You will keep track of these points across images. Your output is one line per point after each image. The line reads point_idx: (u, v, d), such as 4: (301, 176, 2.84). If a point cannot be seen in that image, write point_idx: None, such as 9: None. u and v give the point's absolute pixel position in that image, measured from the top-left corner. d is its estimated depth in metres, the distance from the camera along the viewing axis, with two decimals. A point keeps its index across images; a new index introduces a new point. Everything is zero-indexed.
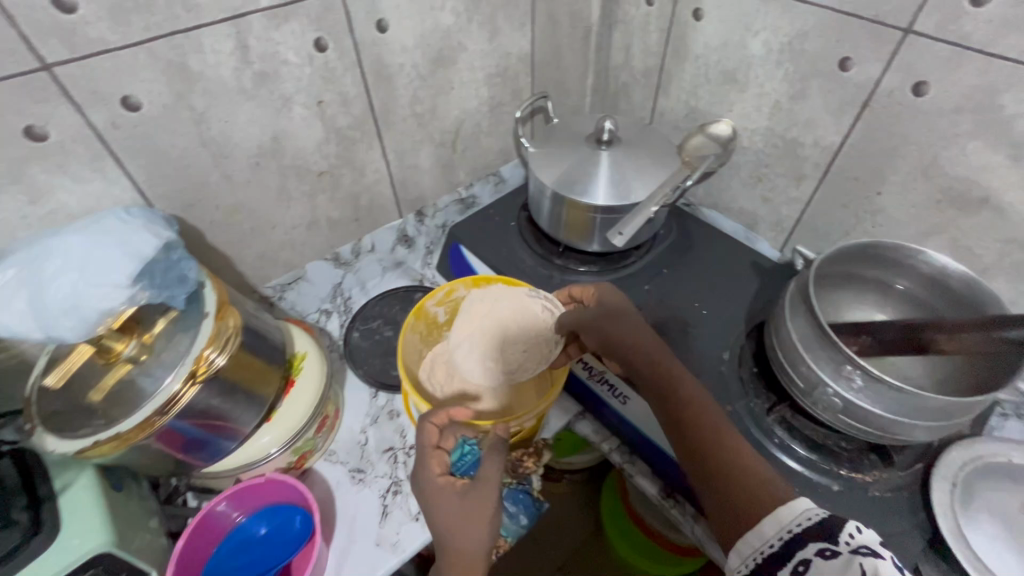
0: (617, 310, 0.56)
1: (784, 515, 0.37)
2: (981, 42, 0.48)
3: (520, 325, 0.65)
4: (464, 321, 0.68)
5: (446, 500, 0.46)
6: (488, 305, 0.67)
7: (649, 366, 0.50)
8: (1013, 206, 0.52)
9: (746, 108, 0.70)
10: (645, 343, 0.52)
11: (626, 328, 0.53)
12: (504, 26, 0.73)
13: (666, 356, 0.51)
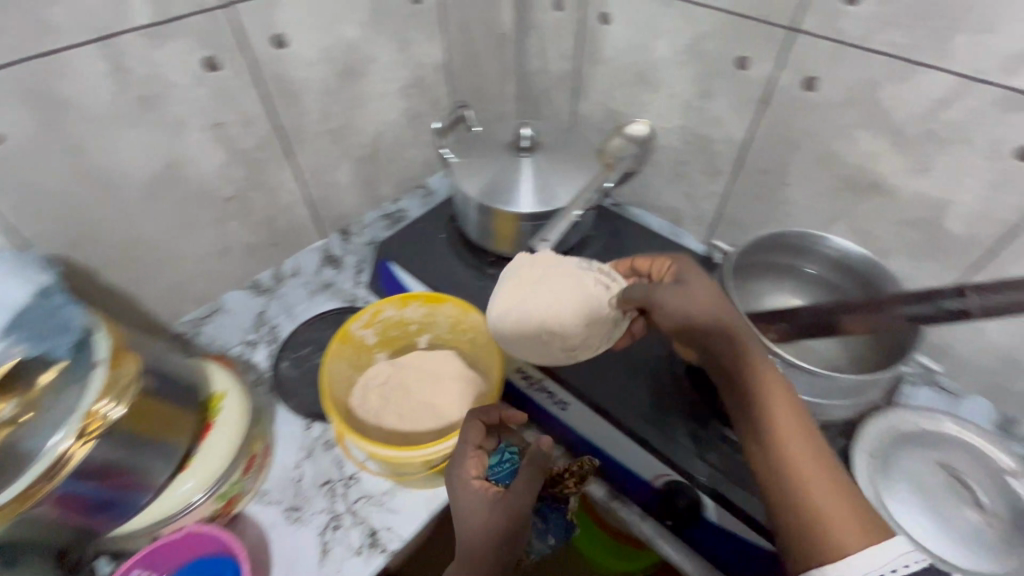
0: (707, 294, 0.50)
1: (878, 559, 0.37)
2: (858, 38, 0.51)
3: (572, 294, 0.58)
4: (508, 294, 0.61)
5: (474, 501, 0.48)
6: (533, 274, 0.60)
7: (736, 365, 0.47)
8: (901, 190, 0.56)
9: (659, 108, 0.72)
10: (735, 340, 0.47)
11: (716, 319, 0.48)
12: (415, 36, 0.72)
13: (757, 355, 0.47)
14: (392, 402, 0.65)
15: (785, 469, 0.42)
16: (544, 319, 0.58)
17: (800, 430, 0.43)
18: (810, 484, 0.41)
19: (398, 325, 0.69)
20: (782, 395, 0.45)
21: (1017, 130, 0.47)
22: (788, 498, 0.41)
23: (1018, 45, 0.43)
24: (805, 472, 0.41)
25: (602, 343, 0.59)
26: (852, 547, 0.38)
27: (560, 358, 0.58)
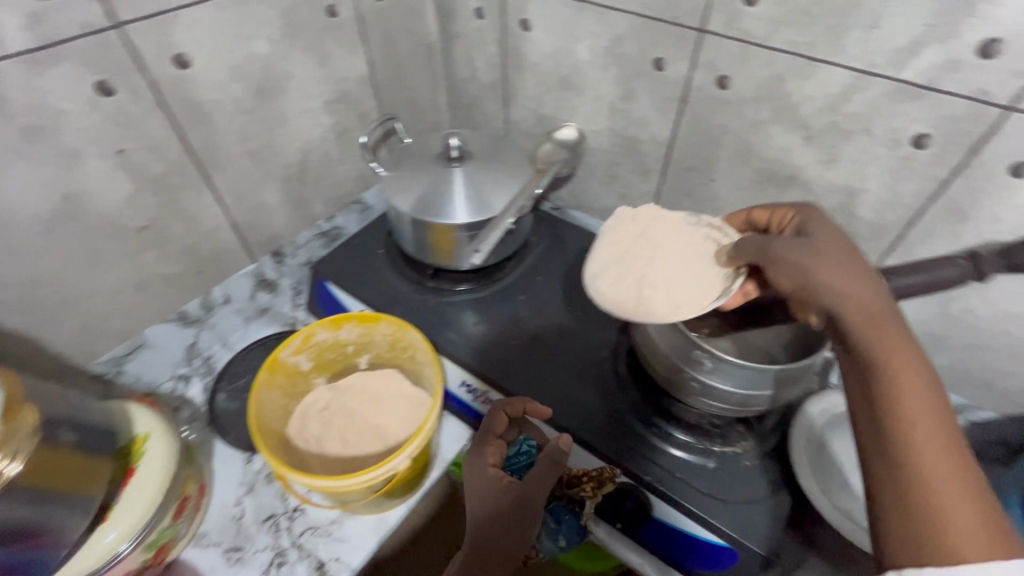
0: (840, 253, 0.41)
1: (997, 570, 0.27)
2: (760, 37, 0.52)
3: (681, 247, 0.52)
4: (609, 250, 0.56)
5: (490, 491, 0.54)
6: (640, 227, 0.55)
7: (860, 331, 0.37)
8: (815, 180, 0.58)
9: (586, 111, 0.72)
10: (869, 306, 0.37)
11: (848, 281, 0.38)
12: (334, 50, 0.70)
13: (896, 324, 0.36)
14: (334, 427, 0.63)
15: (903, 450, 0.32)
16: (647, 270, 0.52)
17: (932, 409, 0.32)
18: (934, 474, 0.30)
19: (334, 347, 0.67)
20: (924, 374, 0.34)
21: (910, 119, 0.49)
22: (896, 487, 0.31)
23: (902, 39, 0.45)
24: (930, 460, 0.31)
25: (707, 304, 0.49)
26: (971, 558, 0.28)
27: (661, 313, 0.50)
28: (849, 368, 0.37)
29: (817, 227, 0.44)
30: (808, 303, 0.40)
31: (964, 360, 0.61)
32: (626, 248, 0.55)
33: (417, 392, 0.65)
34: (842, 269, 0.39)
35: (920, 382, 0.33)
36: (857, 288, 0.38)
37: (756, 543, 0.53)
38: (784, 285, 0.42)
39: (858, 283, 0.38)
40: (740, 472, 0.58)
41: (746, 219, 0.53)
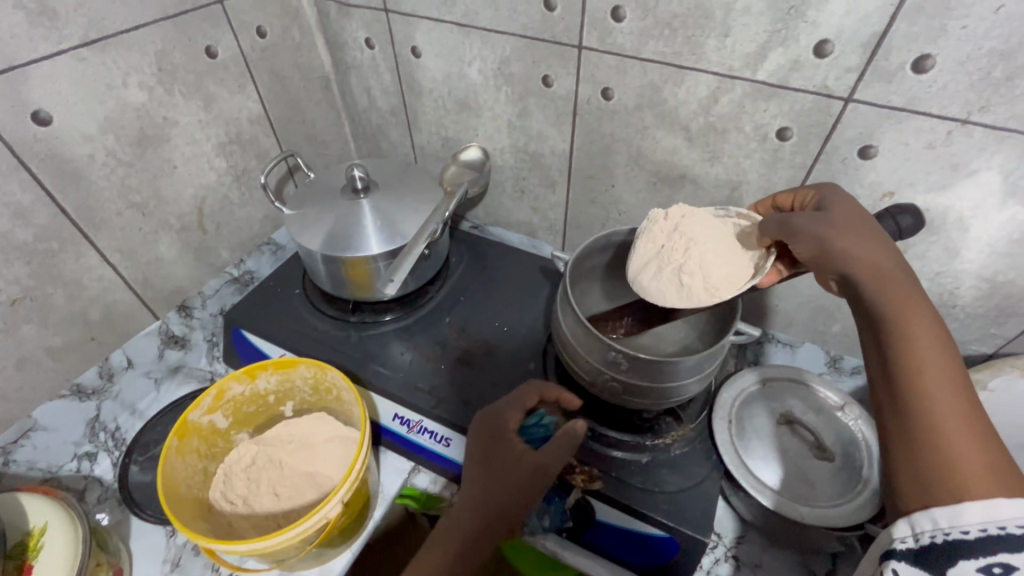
0: (855, 221, 0.44)
1: (998, 507, 0.30)
2: (632, 50, 0.56)
3: (717, 239, 0.51)
4: (648, 245, 0.53)
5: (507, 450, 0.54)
6: (673, 221, 0.52)
7: (875, 293, 0.41)
8: (702, 177, 0.62)
9: (487, 131, 0.74)
10: (879, 271, 0.42)
11: (862, 247, 0.43)
12: (218, 91, 0.68)
13: (907, 286, 0.40)
14: (261, 481, 0.59)
15: (914, 401, 0.35)
16: (690, 260, 0.50)
17: (944, 363, 0.36)
18: (945, 424, 0.34)
19: (253, 399, 0.64)
20: (936, 333, 0.37)
21: (770, 115, 0.53)
22: (909, 438, 0.35)
23: (751, 44, 0.49)
24: (941, 411, 0.34)
25: (744, 285, 0.50)
26: (976, 496, 0.31)
27: (702, 300, 0.49)
28: (866, 329, 0.41)
29: (833, 199, 0.47)
30: (826, 266, 0.44)
31: (854, 324, 0.67)
32: (666, 240, 0.52)
33: (345, 429, 0.62)
34: (859, 241, 0.43)
35: (932, 339, 0.37)
36: (870, 254, 0.43)
37: (694, 529, 0.55)
38: (805, 253, 0.45)
39: (872, 247, 0.43)
40: (672, 462, 0.60)
41: (773, 205, 0.54)
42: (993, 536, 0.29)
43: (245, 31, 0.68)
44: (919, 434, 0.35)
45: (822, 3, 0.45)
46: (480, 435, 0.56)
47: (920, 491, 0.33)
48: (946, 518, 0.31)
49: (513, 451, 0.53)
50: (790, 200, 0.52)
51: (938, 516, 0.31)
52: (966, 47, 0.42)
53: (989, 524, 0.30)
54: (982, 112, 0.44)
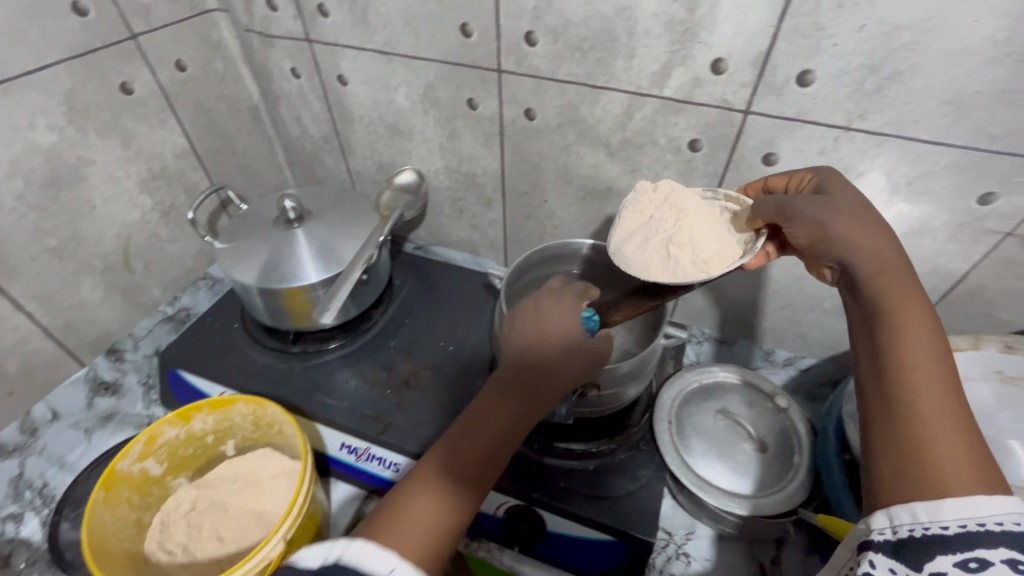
0: (854, 208, 0.42)
1: (976, 504, 0.29)
2: (548, 72, 0.58)
3: (706, 216, 0.50)
4: (636, 215, 0.52)
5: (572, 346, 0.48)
6: (662, 193, 0.52)
7: (871, 282, 0.39)
8: (626, 189, 0.64)
9: (420, 153, 0.75)
10: (880, 261, 0.39)
11: (865, 237, 0.40)
12: (137, 127, 0.66)
13: (907, 279, 0.38)
14: (202, 526, 0.57)
15: (903, 395, 0.34)
16: (681, 231, 0.49)
17: (935, 361, 0.34)
18: (932, 418, 0.32)
19: (189, 442, 0.62)
20: (932, 329, 0.35)
21: (680, 128, 0.56)
22: (895, 433, 0.33)
23: (655, 64, 0.52)
24: (927, 409, 0.33)
25: (731, 265, 0.48)
26: (956, 493, 0.30)
27: (689, 273, 0.48)
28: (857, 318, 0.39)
29: (834, 184, 0.45)
30: (823, 252, 0.42)
31: (780, 320, 0.71)
32: (656, 211, 0.51)
33: (291, 463, 0.61)
34: (860, 229, 0.41)
35: (930, 334, 0.35)
36: (874, 243, 0.40)
37: (640, 530, 0.56)
38: (802, 238, 0.43)
39: (875, 236, 0.40)
40: (617, 467, 0.62)
41: (763, 187, 0.51)
42: (971, 532, 0.28)
43: (163, 65, 0.66)
44: (903, 426, 0.33)
45: (712, 26, 0.48)
46: (531, 307, 0.50)
47: (899, 484, 0.32)
48: (925, 513, 0.30)
49: (573, 319, 0.48)
50: (783, 182, 0.49)
51: (917, 511, 0.30)
52: (840, 62, 0.46)
53: (969, 520, 0.29)
54: (861, 119, 0.48)
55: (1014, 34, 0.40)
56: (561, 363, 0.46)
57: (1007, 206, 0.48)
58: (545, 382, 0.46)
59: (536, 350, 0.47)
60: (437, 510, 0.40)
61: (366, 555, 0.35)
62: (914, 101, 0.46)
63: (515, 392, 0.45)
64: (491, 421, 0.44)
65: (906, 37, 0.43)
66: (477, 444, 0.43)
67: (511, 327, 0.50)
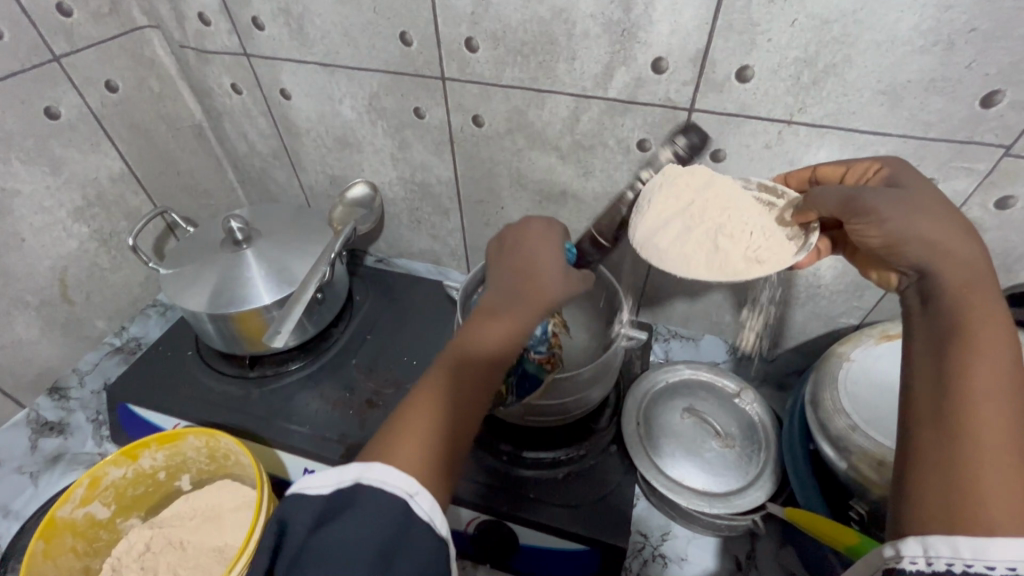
0: (935, 206, 0.39)
1: None
2: (492, 77, 0.57)
3: (748, 207, 0.49)
4: (671, 202, 0.49)
5: (544, 270, 0.47)
6: (705, 179, 0.50)
7: (950, 296, 0.35)
8: (580, 192, 0.64)
9: (372, 164, 0.73)
10: (966, 274, 0.36)
11: (946, 243, 0.37)
12: (67, 154, 0.63)
13: (995, 296, 0.34)
14: (157, 567, 0.55)
15: (959, 423, 0.31)
16: (729, 222, 0.48)
17: (1005, 391, 0.31)
18: (990, 454, 0.29)
19: (138, 480, 0.59)
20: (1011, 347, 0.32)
21: (628, 129, 0.56)
22: (939, 457, 0.31)
23: (597, 65, 0.52)
24: (987, 441, 0.30)
25: (788, 258, 0.46)
26: (1006, 532, 0.27)
27: (742, 268, 0.47)
28: (921, 329, 0.36)
29: (908, 178, 0.42)
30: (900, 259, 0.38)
31: (742, 314, 0.71)
32: (694, 200, 0.49)
33: (250, 493, 0.58)
34: (941, 234, 0.37)
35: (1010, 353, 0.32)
36: (957, 253, 0.37)
37: (612, 537, 0.55)
38: (873, 239, 0.40)
39: (963, 246, 0.37)
40: (588, 474, 0.61)
41: (809, 178, 0.50)
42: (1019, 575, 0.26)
43: (91, 87, 0.63)
44: (957, 454, 0.30)
45: (649, 25, 0.48)
46: (517, 236, 0.50)
47: (947, 513, 0.29)
48: (971, 549, 0.27)
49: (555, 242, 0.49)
50: (838, 173, 0.46)
51: (960, 545, 0.28)
52: (775, 57, 0.46)
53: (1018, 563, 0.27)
54: (802, 112, 0.48)
55: (938, 24, 0.41)
56: (554, 283, 0.46)
57: (947, 191, 0.49)
58: (537, 301, 0.45)
59: (527, 274, 0.47)
60: (443, 426, 0.38)
61: (388, 478, 0.35)
62: (849, 91, 0.46)
63: (512, 311, 0.44)
64: (490, 338, 0.42)
65: (836, 30, 0.43)
66: (481, 365, 0.41)
67: (497, 257, 0.50)
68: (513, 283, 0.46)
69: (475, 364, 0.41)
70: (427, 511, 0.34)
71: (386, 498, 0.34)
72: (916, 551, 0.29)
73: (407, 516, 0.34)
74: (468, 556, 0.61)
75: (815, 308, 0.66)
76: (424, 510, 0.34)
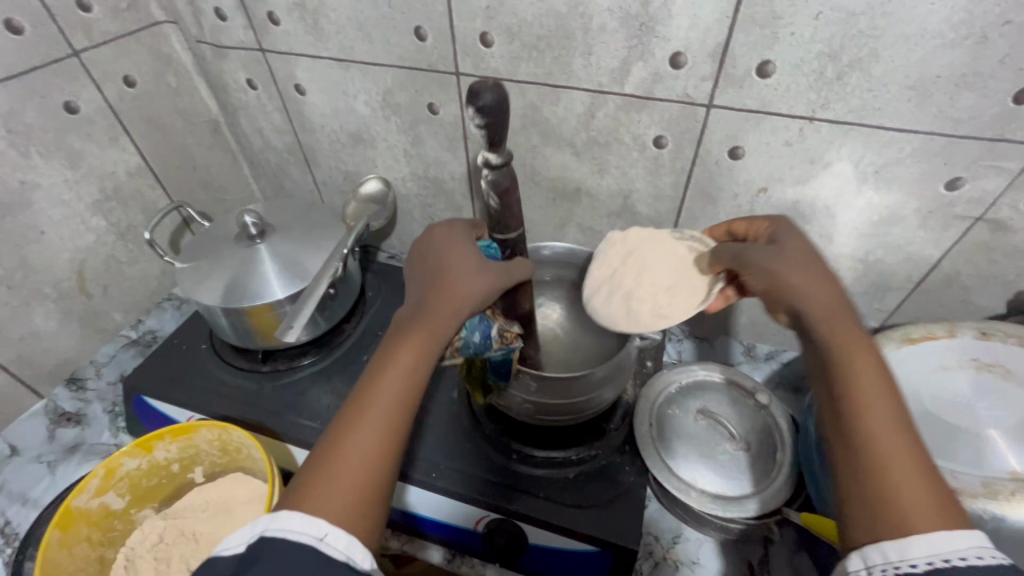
0: (800, 250, 0.42)
1: (945, 543, 0.29)
2: (507, 72, 0.56)
3: (670, 263, 0.52)
4: (601, 268, 0.54)
5: (460, 269, 0.44)
6: (629, 245, 0.54)
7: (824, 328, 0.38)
8: (594, 189, 0.63)
9: (385, 160, 0.73)
10: (830, 305, 0.38)
11: (813, 279, 0.40)
12: (85, 148, 0.64)
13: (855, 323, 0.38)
14: (169, 559, 0.55)
15: (864, 445, 0.33)
16: (650, 282, 0.52)
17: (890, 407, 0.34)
18: (893, 468, 0.32)
19: (152, 472, 0.60)
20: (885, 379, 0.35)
21: (645, 125, 0.55)
22: (864, 494, 0.32)
23: (614, 60, 0.51)
24: (890, 457, 0.32)
25: (694, 309, 0.50)
26: (920, 530, 0.30)
27: (652, 325, 0.50)
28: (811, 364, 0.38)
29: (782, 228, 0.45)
30: (777, 303, 0.41)
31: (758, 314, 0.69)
32: (619, 266, 0.53)
33: (262, 486, 0.58)
34: (806, 271, 0.40)
35: (882, 381, 0.35)
36: (822, 288, 0.39)
37: (623, 538, 0.54)
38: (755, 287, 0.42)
39: (823, 280, 0.40)
40: (599, 475, 0.60)
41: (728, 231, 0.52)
42: (938, 569, 0.28)
43: (110, 82, 0.64)
44: (868, 473, 0.32)
45: (668, 19, 0.47)
46: (420, 242, 0.47)
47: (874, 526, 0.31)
48: (895, 550, 0.30)
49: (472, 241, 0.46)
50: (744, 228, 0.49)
51: (888, 550, 0.30)
52: (798, 51, 0.45)
53: (936, 557, 0.29)
54: (824, 109, 0.47)
55: (970, 16, 0.39)
56: (469, 284, 0.43)
57: (975, 191, 0.47)
58: (449, 302, 0.43)
59: (439, 278, 0.44)
60: (367, 457, 0.37)
61: (294, 525, 0.34)
62: (875, 87, 0.45)
63: (424, 323, 0.41)
64: (398, 352, 0.40)
65: (863, 23, 0.42)
66: (395, 387, 0.39)
67: (409, 270, 0.47)
68: (424, 291, 0.44)
69: (393, 379, 0.39)
70: (342, 549, 0.34)
71: (295, 546, 0.33)
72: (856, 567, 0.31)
73: (322, 559, 0.33)
74: (478, 554, 0.61)
75: None
76: (338, 550, 0.33)
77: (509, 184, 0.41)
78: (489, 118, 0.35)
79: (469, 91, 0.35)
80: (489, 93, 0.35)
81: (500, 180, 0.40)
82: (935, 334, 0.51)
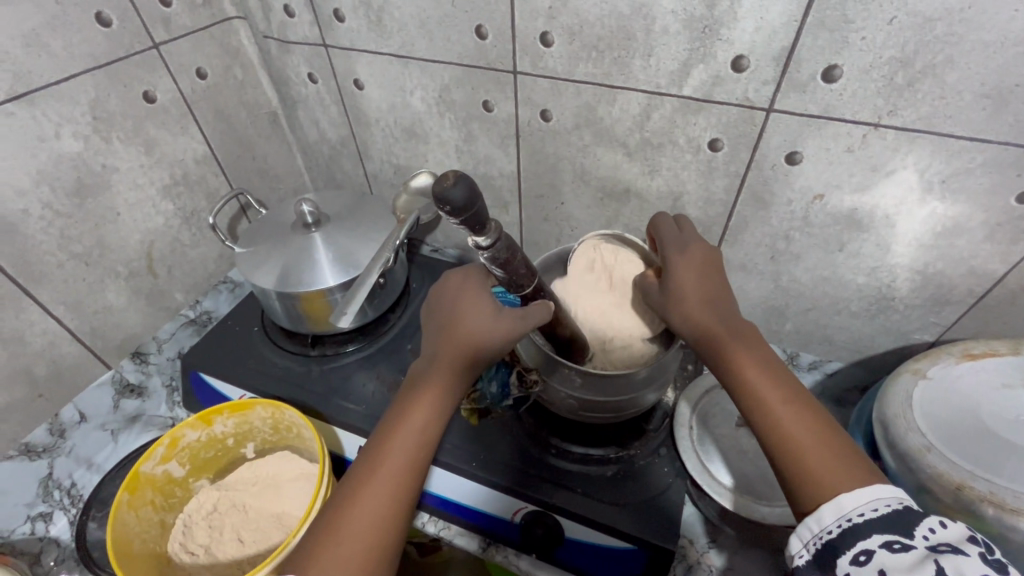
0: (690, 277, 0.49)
1: (846, 503, 0.36)
2: (564, 72, 0.57)
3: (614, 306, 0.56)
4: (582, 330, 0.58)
5: (476, 319, 0.47)
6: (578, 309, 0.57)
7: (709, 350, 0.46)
8: (645, 190, 0.63)
9: (436, 156, 0.74)
10: (708, 330, 0.46)
11: (695, 310, 0.47)
12: (160, 135, 0.68)
13: (730, 340, 0.45)
14: (221, 528, 0.58)
15: (779, 447, 0.40)
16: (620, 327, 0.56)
17: (799, 416, 0.40)
18: (813, 466, 0.38)
19: (210, 444, 0.64)
20: (783, 391, 0.42)
21: (700, 128, 0.55)
22: (792, 484, 0.39)
23: (673, 62, 0.51)
24: (811, 458, 0.38)
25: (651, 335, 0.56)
26: (829, 497, 0.37)
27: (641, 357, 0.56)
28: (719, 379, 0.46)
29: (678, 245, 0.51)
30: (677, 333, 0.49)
31: (805, 323, 0.67)
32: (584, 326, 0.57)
33: (310, 466, 0.61)
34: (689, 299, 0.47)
35: (773, 391, 0.42)
36: (703, 315, 0.46)
37: (661, 538, 0.54)
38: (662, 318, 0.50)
39: (701, 308, 0.47)
40: (636, 474, 0.60)
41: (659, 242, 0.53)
42: (846, 529, 0.35)
43: (184, 73, 0.68)
44: (792, 472, 0.39)
45: (733, 22, 0.47)
46: (438, 290, 0.51)
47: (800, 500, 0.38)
48: (816, 519, 0.37)
49: (488, 294, 0.49)
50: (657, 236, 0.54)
51: (813, 523, 0.37)
52: (867, 56, 0.44)
53: (844, 518, 0.36)
54: (892, 115, 0.46)
55: None
56: (480, 340, 0.47)
57: None
58: (462, 350, 0.47)
59: (450, 334, 0.48)
60: (383, 506, 0.41)
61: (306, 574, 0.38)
62: (947, 95, 0.44)
63: (437, 377, 0.47)
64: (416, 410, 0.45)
65: (939, 29, 0.41)
66: (405, 442, 0.44)
67: (427, 315, 0.51)
68: (439, 339, 0.48)
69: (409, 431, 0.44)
70: None
71: None
72: (798, 549, 0.37)
73: None
74: (512, 547, 0.62)
75: (884, 323, 0.62)
76: None
77: (505, 252, 0.43)
78: (465, 215, 0.36)
79: (436, 196, 0.35)
80: (456, 191, 0.35)
81: (497, 254, 0.43)
82: (997, 352, 0.51)
